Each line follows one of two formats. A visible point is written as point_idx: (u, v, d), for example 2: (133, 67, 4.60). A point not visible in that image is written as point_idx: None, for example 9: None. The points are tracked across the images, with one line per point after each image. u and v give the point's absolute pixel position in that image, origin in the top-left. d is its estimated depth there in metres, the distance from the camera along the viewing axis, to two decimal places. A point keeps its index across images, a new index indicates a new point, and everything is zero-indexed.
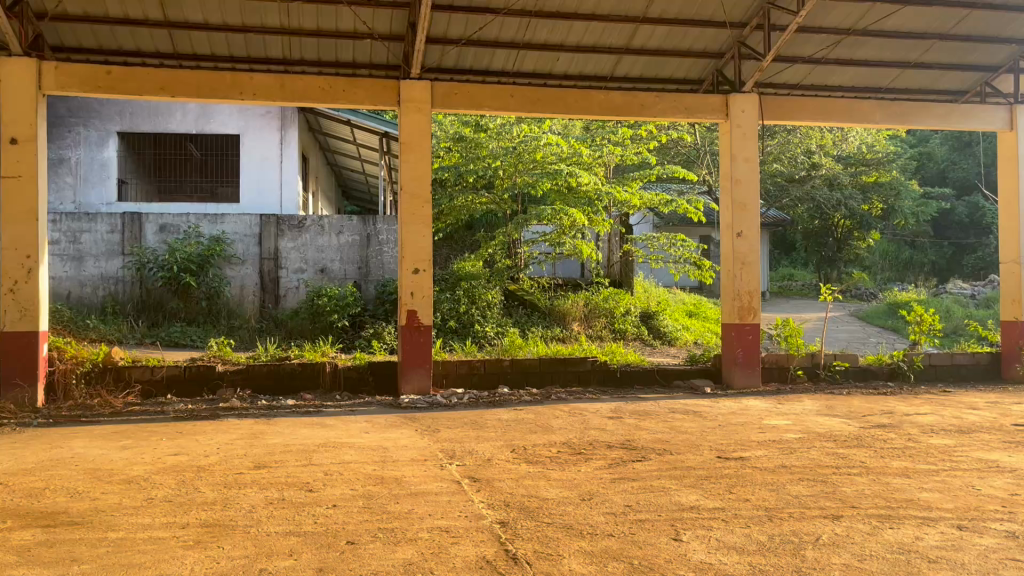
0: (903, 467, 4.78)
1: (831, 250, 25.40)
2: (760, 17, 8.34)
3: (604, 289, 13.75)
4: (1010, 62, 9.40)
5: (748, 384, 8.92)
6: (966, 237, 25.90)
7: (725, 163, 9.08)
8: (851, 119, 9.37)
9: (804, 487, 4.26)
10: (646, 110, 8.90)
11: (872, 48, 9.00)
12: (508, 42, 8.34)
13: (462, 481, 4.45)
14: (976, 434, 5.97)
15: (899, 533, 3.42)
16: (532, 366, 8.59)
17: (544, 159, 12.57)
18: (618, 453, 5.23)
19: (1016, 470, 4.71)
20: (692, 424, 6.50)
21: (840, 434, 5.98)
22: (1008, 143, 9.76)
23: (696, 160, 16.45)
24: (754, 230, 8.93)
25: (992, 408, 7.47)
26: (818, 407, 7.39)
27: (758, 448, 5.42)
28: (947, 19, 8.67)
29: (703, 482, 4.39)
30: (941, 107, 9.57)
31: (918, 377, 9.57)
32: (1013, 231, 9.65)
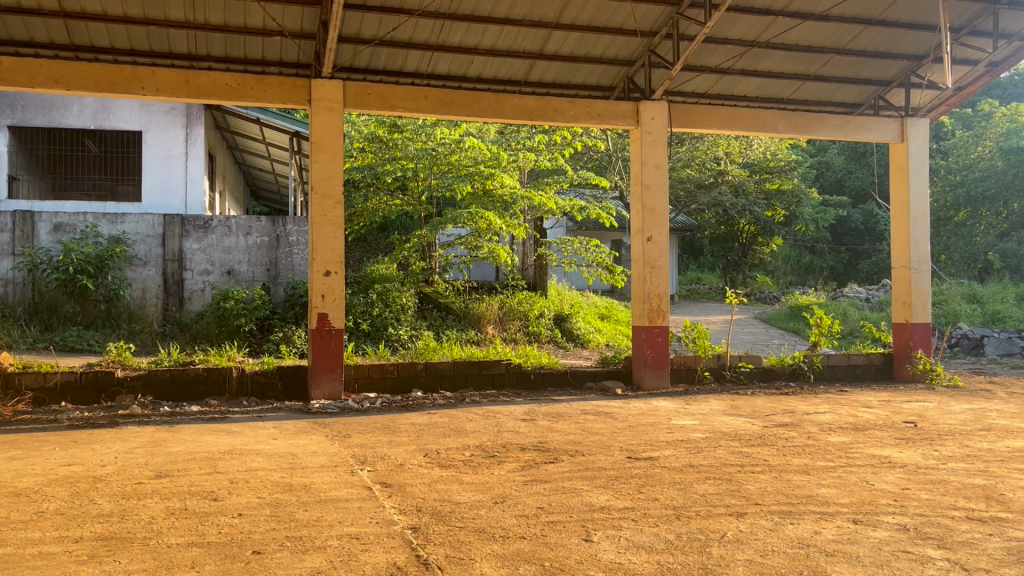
0: (802, 464, 4.97)
1: (737, 255, 26.91)
2: (669, 27, 8.53)
3: (519, 292, 13.82)
4: (901, 77, 9.91)
5: (657, 386, 9.09)
6: (861, 243, 27.12)
7: (635, 169, 9.26)
8: (754, 128, 9.68)
9: (710, 485, 4.37)
10: (560, 115, 9.00)
11: (775, 60, 9.33)
12: (422, 43, 8.29)
13: (373, 487, 4.39)
14: (870, 431, 6.24)
15: (799, 529, 3.54)
16: (446, 370, 8.55)
17: (460, 162, 12.58)
18: (531, 456, 5.25)
19: (906, 465, 4.95)
20: (602, 425, 6.60)
21: (744, 433, 6.17)
22: (899, 154, 10.26)
23: (609, 166, 16.75)
24: (663, 234, 9.14)
25: (884, 406, 7.85)
26: (723, 408, 7.61)
27: (667, 448, 5.55)
28: (844, 34, 9.07)
29: (613, 483, 4.46)
30: (838, 119, 9.98)
31: (817, 377, 9.94)
32: (904, 238, 10.15)
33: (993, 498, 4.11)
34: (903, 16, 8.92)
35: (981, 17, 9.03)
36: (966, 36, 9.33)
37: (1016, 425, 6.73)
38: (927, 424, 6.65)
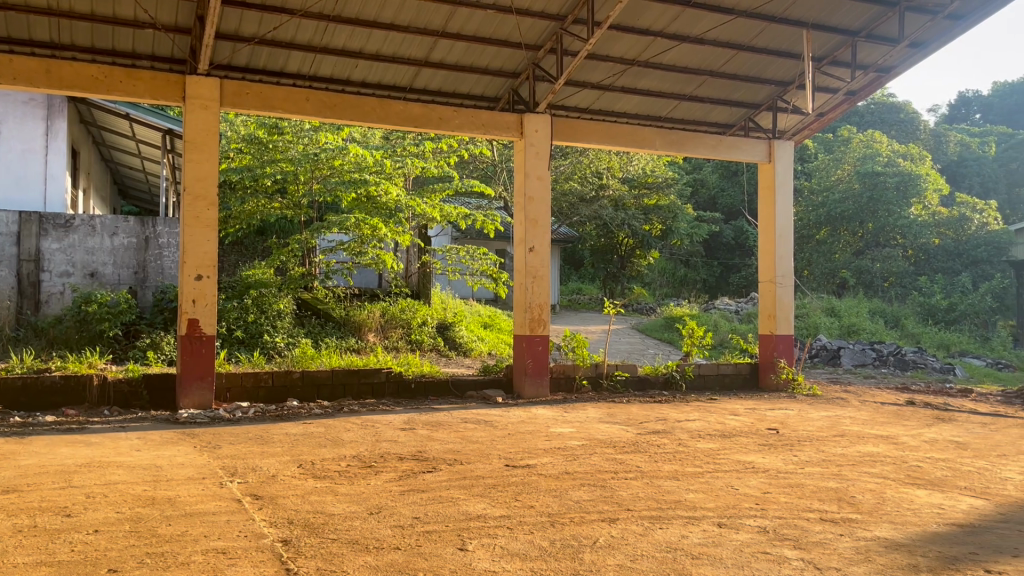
0: (673, 470, 5.15)
1: (615, 266, 27.90)
2: (553, 41, 8.70)
3: (402, 300, 13.70)
4: (769, 101, 10.48)
5: (536, 394, 9.20)
6: (732, 258, 28.40)
7: (519, 180, 9.36)
8: (634, 144, 9.95)
9: (584, 492, 4.46)
10: (445, 124, 8.98)
11: (653, 79, 9.66)
12: (304, 44, 8.11)
13: (243, 499, 4.24)
14: (736, 438, 6.54)
15: (668, 533, 3.66)
16: (324, 379, 8.37)
17: (343, 167, 12.36)
18: (409, 465, 5.21)
19: (768, 470, 5.21)
20: (482, 433, 6.63)
21: (618, 440, 6.33)
22: (767, 174, 10.78)
23: (494, 176, 16.89)
24: (545, 245, 9.29)
25: (750, 413, 8.23)
26: (600, 415, 7.76)
27: (544, 455, 5.62)
28: (718, 58, 9.49)
29: (490, 491, 4.48)
30: (711, 138, 10.40)
31: (688, 386, 10.30)
32: (769, 254, 10.66)
33: (844, 500, 4.38)
34: (770, 44, 9.43)
35: (839, 48, 9.66)
36: (827, 65, 9.94)
37: (866, 431, 7.20)
38: (789, 431, 7.02)
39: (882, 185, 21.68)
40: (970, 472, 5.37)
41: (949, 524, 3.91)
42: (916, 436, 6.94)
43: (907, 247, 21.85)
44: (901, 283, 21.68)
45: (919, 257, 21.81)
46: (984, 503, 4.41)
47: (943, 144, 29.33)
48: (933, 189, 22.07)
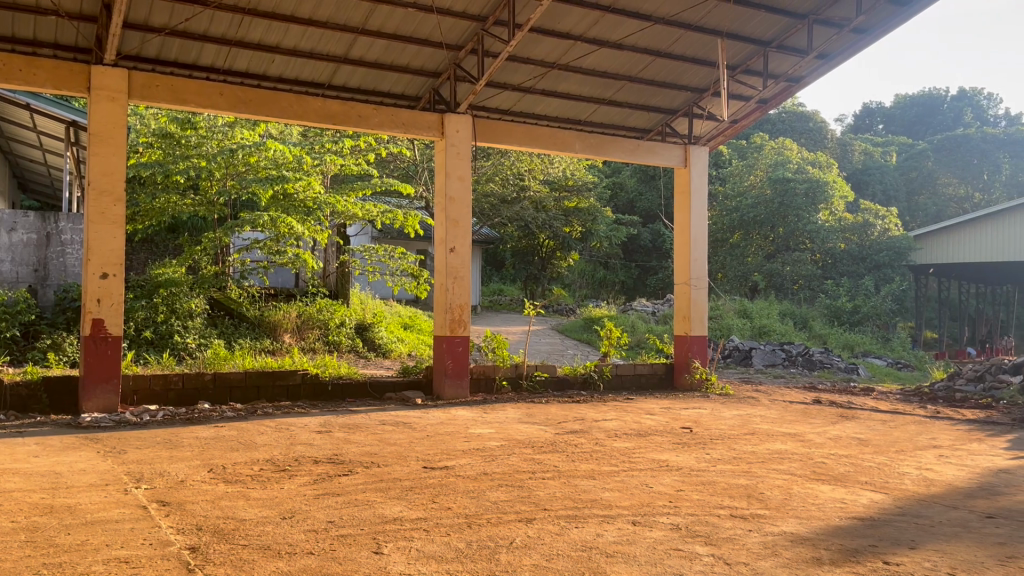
0: (589, 469, 5.20)
1: (536, 267, 27.80)
2: (474, 41, 8.70)
3: (320, 300, 13.48)
4: (685, 107, 10.73)
5: (456, 395, 9.17)
6: (649, 260, 29.04)
7: (439, 181, 9.32)
8: (554, 147, 10.05)
9: (502, 492, 4.47)
10: (364, 121, 8.88)
11: (573, 82, 9.75)
12: (218, 37, 7.89)
13: (149, 506, 4.09)
14: (651, 437, 6.65)
15: (583, 532, 3.70)
16: (237, 381, 8.17)
17: (260, 164, 12.07)
18: (324, 468, 5.12)
19: (681, 468, 5.32)
20: (400, 435, 6.56)
21: (537, 440, 6.36)
22: (683, 178, 11.01)
23: (415, 175, 16.80)
24: (465, 246, 9.28)
25: (665, 412, 8.41)
26: (519, 416, 7.78)
27: (462, 457, 5.61)
28: (636, 63, 9.65)
29: (407, 493, 4.44)
30: (629, 142, 10.57)
31: (606, 386, 10.45)
32: (685, 257, 10.89)
33: (754, 497, 4.50)
34: (687, 51, 9.65)
35: (753, 57, 9.93)
36: (741, 74, 10.22)
37: (775, 429, 7.43)
38: (702, 429, 7.19)
39: (792, 192, 22.53)
40: (872, 467, 5.60)
41: (851, 518, 4.07)
42: (822, 434, 7.20)
43: (815, 252, 22.59)
44: (810, 286, 22.37)
45: (826, 261, 22.60)
46: (883, 497, 4.62)
47: (848, 153, 30.67)
48: (838, 196, 23.03)
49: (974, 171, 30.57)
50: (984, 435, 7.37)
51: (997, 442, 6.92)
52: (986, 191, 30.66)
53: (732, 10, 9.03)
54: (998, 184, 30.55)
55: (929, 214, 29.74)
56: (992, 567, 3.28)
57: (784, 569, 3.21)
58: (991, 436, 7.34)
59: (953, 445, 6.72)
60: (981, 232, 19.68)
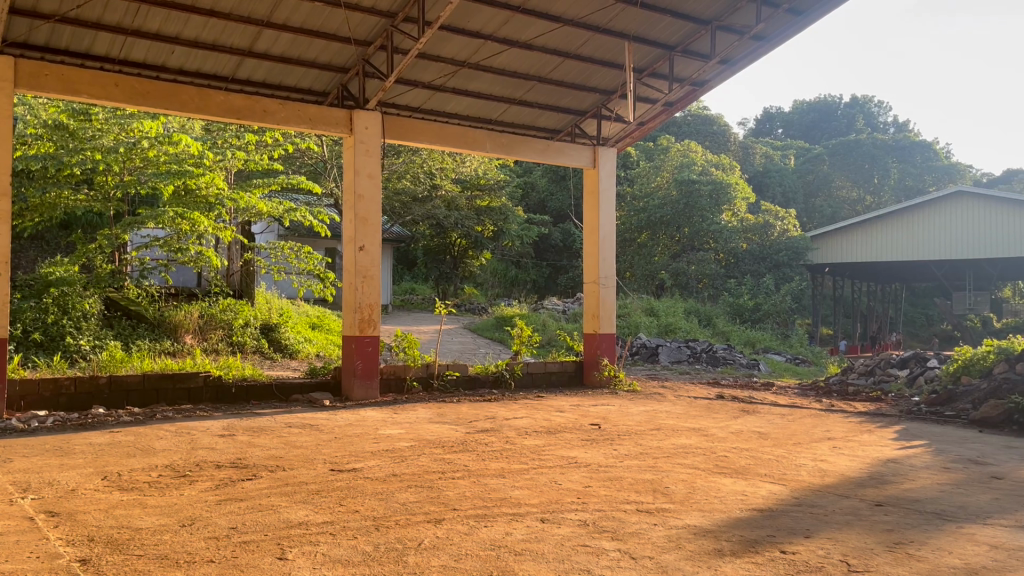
0: (499, 468, 5.22)
1: (448, 267, 27.70)
2: (383, 38, 8.60)
3: (223, 300, 13.07)
4: (593, 108, 10.90)
5: (366, 396, 9.05)
6: (560, 259, 29.47)
7: (348, 178, 9.16)
8: (465, 146, 10.04)
9: (411, 494, 4.43)
10: (269, 117, 8.67)
11: (483, 82, 9.76)
12: (113, 26, 7.55)
13: (36, 517, 3.88)
14: (561, 434, 6.72)
15: (492, 531, 3.70)
16: (133, 384, 7.84)
17: (160, 159, 11.61)
18: (226, 473, 4.97)
19: (590, 464, 5.40)
20: (307, 437, 6.44)
21: (447, 440, 6.34)
22: (592, 179, 11.16)
23: (323, 172, 16.49)
24: (375, 244, 9.14)
25: (574, 410, 8.51)
26: (430, 416, 7.74)
27: (371, 458, 5.54)
28: (545, 64, 9.73)
29: (313, 497, 4.35)
30: (538, 142, 10.66)
31: (516, 384, 10.49)
32: (594, 257, 11.03)
33: (659, 491, 4.61)
34: (595, 53, 9.79)
35: (658, 61, 10.16)
36: (647, 77, 10.44)
37: (680, 424, 7.62)
38: (610, 426, 7.31)
39: (697, 192, 23.28)
40: (771, 459, 5.81)
41: (751, 510, 4.21)
42: (724, 428, 7.41)
43: (719, 252, 23.21)
44: (714, 284, 23.01)
45: (730, 260, 23.19)
46: (781, 489, 4.79)
47: (750, 155, 31.82)
48: (741, 198, 23.77)
49: (866, 175, 31.86)
50: (874, 426, 7.75)
51: (886, 433, 7.28)
52: (876, 194, 31.92)
53: (638, 15, 9.20)
54: (886, 187, 31.80)
55: (825, 215, 31.06)
56: (880, 553, 3.43)
57: (687, 561, 3.28)
58: (880, 427, 7.73)
59: (846, 437, 7.04)
60: (883, 230, 20.41)
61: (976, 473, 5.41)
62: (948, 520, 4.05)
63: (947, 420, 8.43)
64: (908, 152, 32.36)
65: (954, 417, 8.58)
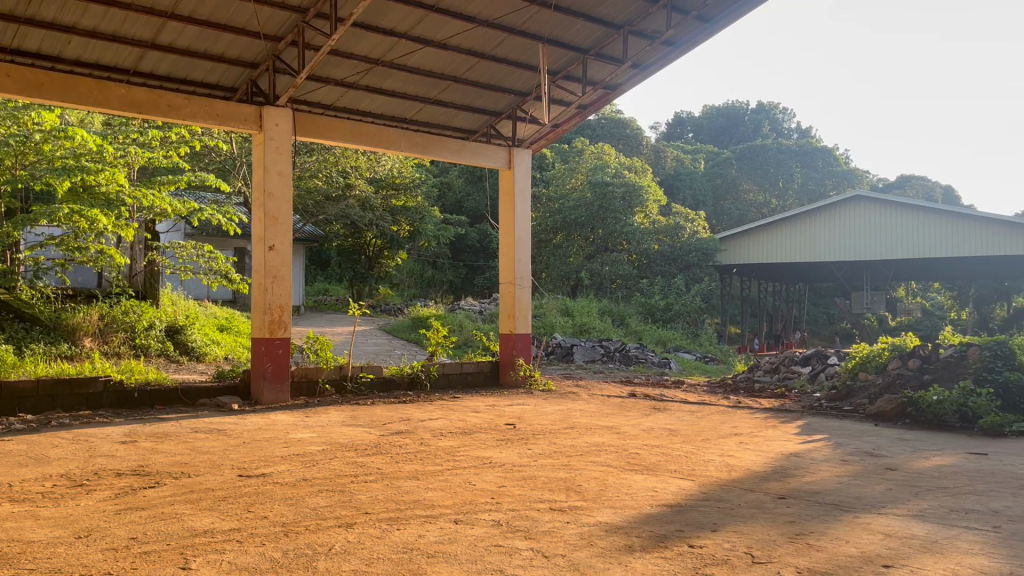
0: (413, 470, 5.18)
1: (363, 267, 26.50)
2: (294, 33, 8.42)
3: (125, 301, 12.60)
4: (508, 109, 10.96)
5: (276, 400, 8.84)
6: (477, 259, 29.63)
7: (257, 175, 8.93)
8: (379, 145, 9.93)
9: (321, 498, 4.34)
10: (174, 112, 8.37)
11: (397, 80, 9.68)
12: (4, 13, 7.16)
13: None
14: (475, 434, 6.71)
15: (404, 534, 3.66)
16: (26, 391, 7.45)
17: (55, 154, 11.06)
18: (127, 481, 4.77)
19: (504, 464, 5.41)
20: (214, 443, 6.25)
21: (360, 443, 6.25)
22: (507, 180, 11.21)
23: (231, 170, 16.05)
24: (285, 244, 8.95)
25: (490, 410, 8.53)
26: (343, 419, 7.63)
27: (281, 463, 5.41)
28: (460, 64, 9.72)
29: (220, 504, 4.22)
30: (454, 143, 10.63)
31: (432, 386, 10.45)
32: (510, 257, 11.09)
33: (571, 489, 4.65)
34: (509, 55, 9.83)
35: (572, 64, 10.29)
36: (561, 79, 10.56)
37: (593, 422, 7.73)
38: (525, 426, 7.35)
39: (610, 195, 23.68)
40: (680, 455, 5.94)
41: (660, 505, 4.29)
42: (636, 426, 7.55)
43: (631, 253, 23.66)
44: (626, 285, 23.43)
45: (641, 260, 23.64)
46: (690, 484, 4.90)
47: (662, 159, 32.52)
48: (653, 201, 24.29)
49: (771, 179, 32.97)
50: (778, 422, 8.02)
51: (789, 428, 7.56)
52: (781, 197, 33.05)
53: (551, 17, 9.28)
54: (790, 191, 32.99)
55: (732, 218, 32.05)
56: (783, 544, 3.55)
57: (599, 558, 3.32)
58: (784, 423, 8.01)
59: (751, 432, 7.27)
60: (788, 234, 21.12)
61: (871, 465, 5.67)
62: (846, 510, 4.22)
63: (845, 415, 8.80)
64: (810, 157, 33.58)
65: (852, 412, 8.96)
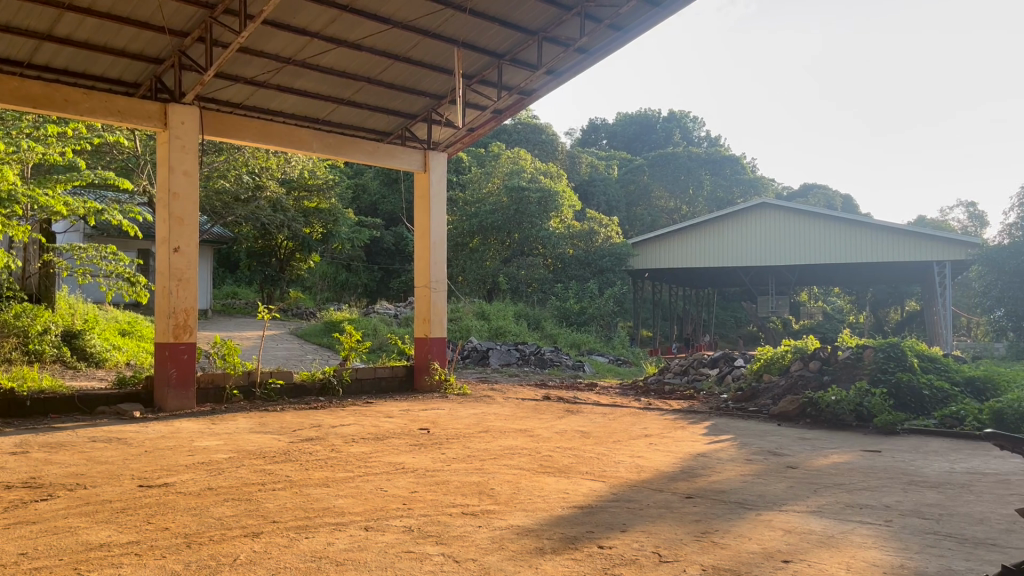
0: (323, 477, 5.09)
1: (274, 269, 25.93)
2: (200, 29, 8.18)
3: (17, 304, 12.03)
4: (424, 112, 10.93)
5: (181, 406, 8.56)
6: (392, 263, 29.44)
7: (162, 175, 8.62)
8: (290, 145, 9.74)
9: (227, 508, 4.22)
10: (72, 106, 8.02)
11: (309, 80, 9.51)
12: None
13: None
14: (388, 440, 6.65)
15: (312, 542, 3.59)
16: None
17: None
18: (17, 494, 4.53)
19: (417, 470, 5.38)
20: (113, 452, 6.00)
21: (269, 450, 6.11)
22: (422, 183, 11.12)
23: (134, 168, 15.48)
24: (191, 246, 8.67)
25: (403, 415, 8.45)
26: (252, 426, 7.46)
27: (184, 472, 5.24)
28: (374, 65, 9.62)
29: (118, 516, 4.05)
30: (368, 144, 10.52)
31: (344, 391, 10.31)
32: (424, 260, 11.00)
33: (484, 493, 4.65)
34: (424, 57, 9.79)
35: (488, 68, 10.33)
36: (477, 83, 10.60)
37: (507, 425, 7.76)
38: (438, 430, 7.32)
39: (525, 199, 23.72)
40: (592, 457, 6.02)
41: (572, 507, 4.33)
42: (549, 428, 7.61)
43: (547, 257, 23.94)
44: (542, 288, 23.76)
45: (557, 266, 24.04)
46: (601, 485, 4.97)
47: (576, 165, 32.78)
48: (568, 206, 24.59)
49: (682, 186, 33.78)
50: (686, 423, 8.23)
51: (697, 429, 7.75)
52: (690, 204, 33.92)
53: (467, 21, 9.28)
54: (700, 198, 33.93)
55: (645, 223, 32.73)
56: (689, 543, 3.64)
57: (510, 562, 3.33)
58: (692, 423, 8.21)
59: (660, 433, 7.42)
60: (697, 239, 21.61)
61: (774, 464, 5.87)
62: (750, 508, 4.35)
63: (750, 415, 9.09)
64: (719, 165, 34.52)
65: (757, 412, 9.25)
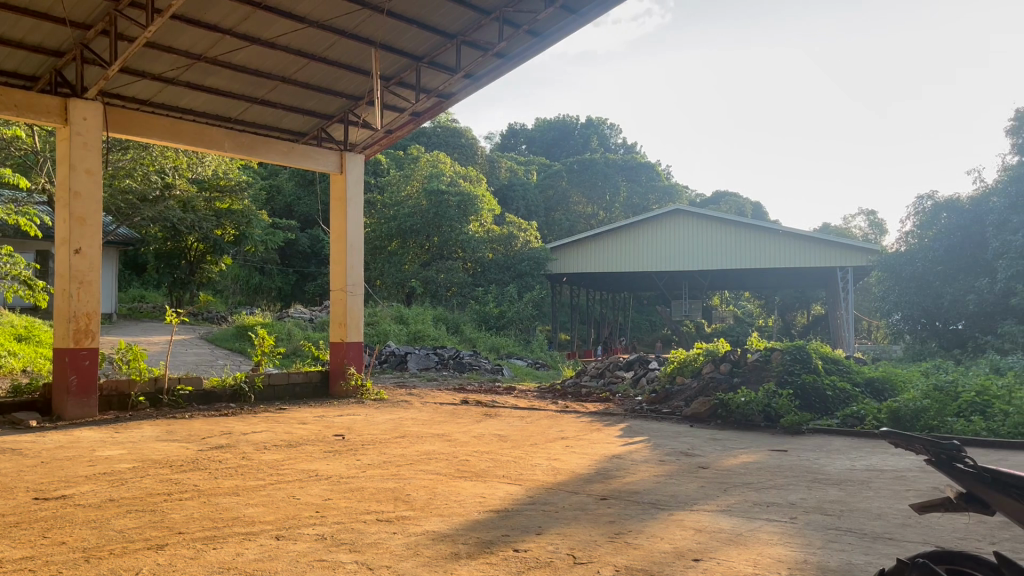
0: (233, 485, 4.94)
1: (183, 272, 25.20)
2: (104, 22, 7.86)
3: None
4: (340, 113, 10.78)
5: (82, 414, 8.18)
6: (308, 266, 28.96)
7: (62, 172, 8.23)
8: (201, 143, 9.46)
9: (129, 520, 4.05)
10: None
11: (221, 77, 9.26)
12: None
13: None
14: (301, 446, 6.51)
15: (221, 553, 3.48)
16: None
17: None
18: None
19: (331, 477, 5.28)
20: (6, 463, 5.69)
21: (176, 459, 5.91)
22: (339, 185, 10.95)
23: (32, 165, 14.74)
24: (94, 247, 8.32)
25: (318, 421, 8.29)
26: (158, 434, 7.19)
27: (83, 483, 5.00)
28: (288, 64, 9.43)
29: (10, 531, 3.84)
30: (282, 144, 10.31)
31: (257, 397, 10.06)
32: (341, 263, 10.83)
33: (399, 499, 4.60)
34: (341, 58, 9.65)
35: (405, 70, 10.27)
36: (394, 84, 10.51)
37: (424, 430, 7.70)
38: (353, 436, 7.21)
39: (444, 203, 23.71)
40: (508, 461, 6.03)
41: (487, 511, 4.33)
42: (466, 432, 7.60)
43: (466, 261, 23.94)
44: (461, 292, 23.62)
45: (476, 269, 24.04)
46: (517, 488, 4.98)
47: (496, 168, 32.86)
48: (487, 210, 24.64)
49: (599, 192, 34.25)
50: (602, 425, 8.33)
51: (612, 431, 7.85)
52: (607, 210, 34.44)
53: (384, 23, 9.19)
54: (617, 204, 34.49)
55: (562, 228, 33.09)
56: (603, 544, 3.68)
57: (424, 568, 3.30)
58: (607, 426, 8.32)
59: (577, 436, 7.49)
60: (613, 244, 21.95)
61: (685, 464, 5.99)
62: (662, 508, 4.43)
63: (664, 417, 9.27)
64: (635, 172, 35.15)
65: (670, 413, 9.44)
